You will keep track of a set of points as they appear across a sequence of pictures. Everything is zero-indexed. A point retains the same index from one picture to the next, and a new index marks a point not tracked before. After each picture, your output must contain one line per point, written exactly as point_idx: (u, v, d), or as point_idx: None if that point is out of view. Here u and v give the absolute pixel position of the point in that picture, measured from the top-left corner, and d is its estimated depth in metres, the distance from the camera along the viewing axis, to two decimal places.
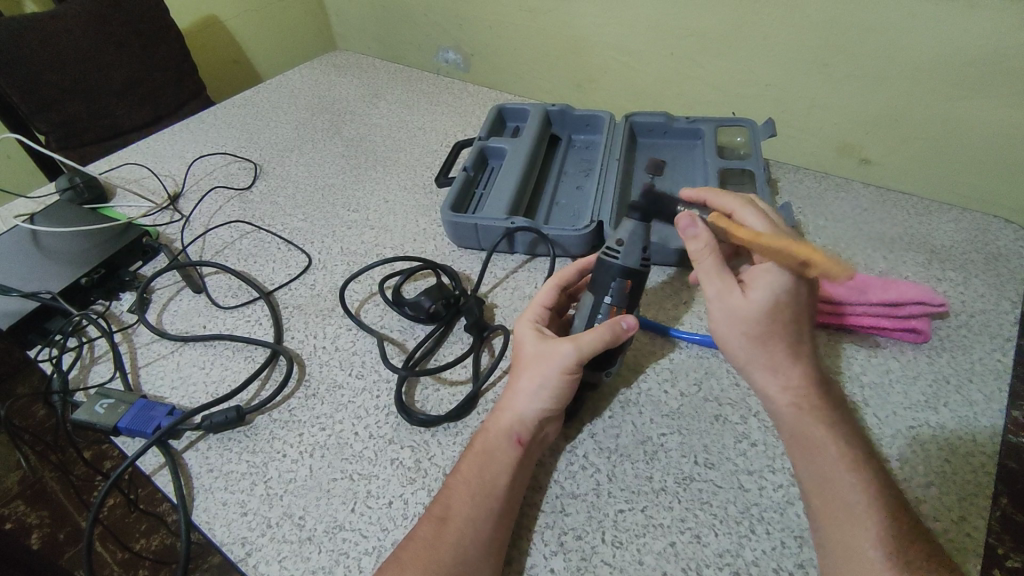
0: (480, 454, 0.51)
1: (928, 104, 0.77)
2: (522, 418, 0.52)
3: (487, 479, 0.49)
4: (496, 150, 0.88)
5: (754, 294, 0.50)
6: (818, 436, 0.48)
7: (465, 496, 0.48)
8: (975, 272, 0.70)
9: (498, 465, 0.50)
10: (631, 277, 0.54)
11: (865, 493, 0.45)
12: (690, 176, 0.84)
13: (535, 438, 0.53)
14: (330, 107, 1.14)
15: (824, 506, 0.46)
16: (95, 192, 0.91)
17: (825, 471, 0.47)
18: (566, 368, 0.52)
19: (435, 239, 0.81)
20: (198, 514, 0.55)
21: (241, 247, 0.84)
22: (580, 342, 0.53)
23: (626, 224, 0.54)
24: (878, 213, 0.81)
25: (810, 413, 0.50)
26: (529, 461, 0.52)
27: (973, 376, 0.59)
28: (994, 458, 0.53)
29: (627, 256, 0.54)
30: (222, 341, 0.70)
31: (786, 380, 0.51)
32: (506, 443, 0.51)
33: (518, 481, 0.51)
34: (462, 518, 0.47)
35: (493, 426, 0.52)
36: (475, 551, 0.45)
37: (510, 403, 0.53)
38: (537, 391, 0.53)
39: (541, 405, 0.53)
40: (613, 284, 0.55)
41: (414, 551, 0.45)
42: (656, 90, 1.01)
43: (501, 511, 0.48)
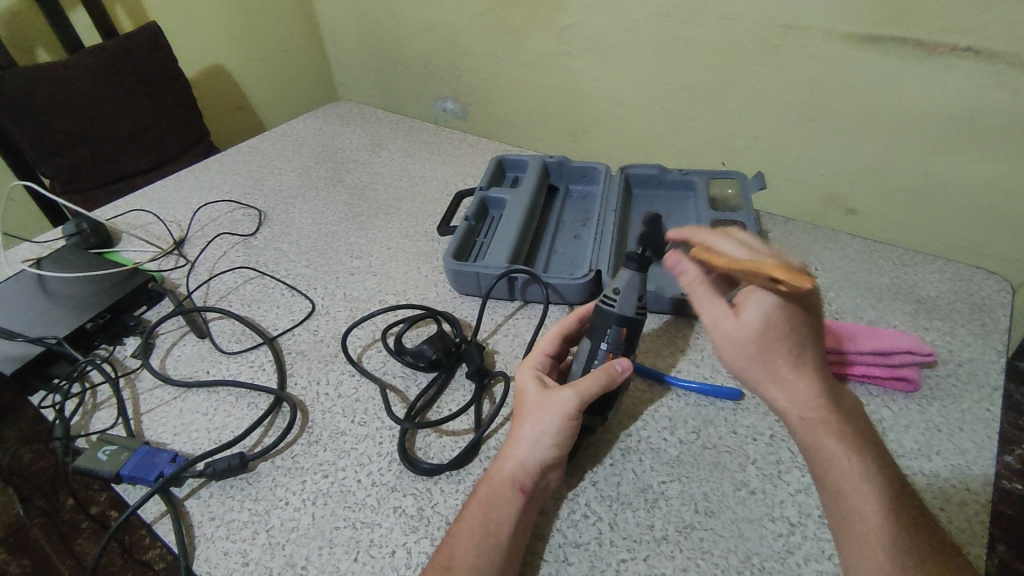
0: (482, 502, 0.51)
1: (910, 158, 0.81)
2: (525, 466, 0.53)
3: (490, 528, 0.49)
4: (497, 200, 0.91)
5: (749, 316, 0.50)
6: (833, 454, 0.49)
7: (469, 545, 0.48)
8: (961, 321, 0.73)
9: (501, 513, 0.50)
10: (626, 324, 0.57)
11: (882, 509, 0.46)
12: (684, 226, 0.87)
13: (537, 486, 0.53)
14: (333, 156, 1.18)
15: (846, 527, 0.47)
16: (102, 237, 0.93)
17: (843, 489, 0.48)
18: (567, 414, 0.54)
19: (437, 286, 0.83)
20: (199, 565, 0.54)
21: (245, 292, 0.85)
22: (581, 390, 0.54)
23: (624, 274, 0.58)
24: (866, 264, 0.84)
25: (823, 427, 0.50)
26: (532, 509, 0.53)
27: (963, 424, 0.61)
28: (987, 506, 0.54)
29: (624, 305, 0.57)
30: (226, 387, 0.70)
31: (795, 396, 0.51)
32: (509, 491, 0.51)
33: (521, 529, 0.51)
34: (464, 568, 0.47)
35: (495, 472, 0.53)
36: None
37: (512, 450, 0.53)
38: (540, 437, 0.53)
39: (544, 453, 0.53)
40: (609, 331, 0.58)
41: None
42: (649, 142, 1.05)
43: (503, 561, 0.48)
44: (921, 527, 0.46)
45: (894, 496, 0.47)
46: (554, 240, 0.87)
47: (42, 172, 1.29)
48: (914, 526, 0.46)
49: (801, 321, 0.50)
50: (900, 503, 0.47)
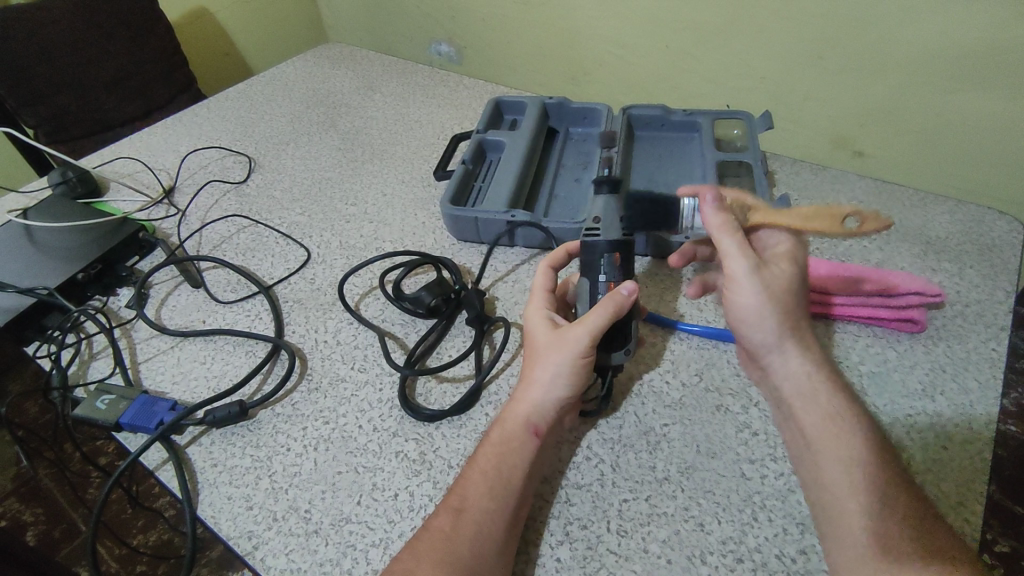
0: (497, 446, 0.51)
1: (922, 97, 0.77)
2: (539, 408, 0.52)
3: (506, 471, 0.49)
4: (494, 143, 0.88)
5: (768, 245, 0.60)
6: (836, 436, 0.49)
7: (482, 487, 0.48)
8: (969, 262, 0.71)
9: (518, 456, 0.50)
10: (617, 248, 0.57)
11: (871, 477, 0.46)
12: (688, 168, 0.84)
13: (550, 426, 0.53)
14: (325, 100, 1.13)
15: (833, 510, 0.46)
16: (89, 186, 0.90)
17: (830, 457, 0.48)
18: (580, 351, 0.53)
19: (435, 233, 0.81)
20: (203, 509, 0.55)
21: (238, 241, 0.83)
22: (591, 325, 0.53)
23: (599, 204, 0.60)
24: (875, 205, 0.81)
25: (823, 405, 0.51)
26: (544, 451, 0.53)
27: (968, 365, 0.60)
28: (989, 445, 0.54)
29: (609, 231, 0.58)
30: (223, 336, 0.70)
31: (791, 371, 0.54)
32: (524, 434, 0.51)
33: (535, 470, 0.51)
34: (477, 508, 0.47)
35: (509, 416, 0.52)
36: (490, 541, 0.46)
37: (525, 393, 0.53)
38: (555, 378, 0.53)
39: (561, 392, 0.53)
40: (602, 261, 0.57)
41: (430, 542, 0.46)
42: (651, 84, 1.01)
43: (517, 502, 0.49)
44: (906, 485, 0.46)
45: (893, 485, 0.46)
46: (554, 184, 0.85)
47: (24, 121, 1.24)
48: (903, 487, 0.46)
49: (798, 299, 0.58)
50: (886, 463, 0.48)
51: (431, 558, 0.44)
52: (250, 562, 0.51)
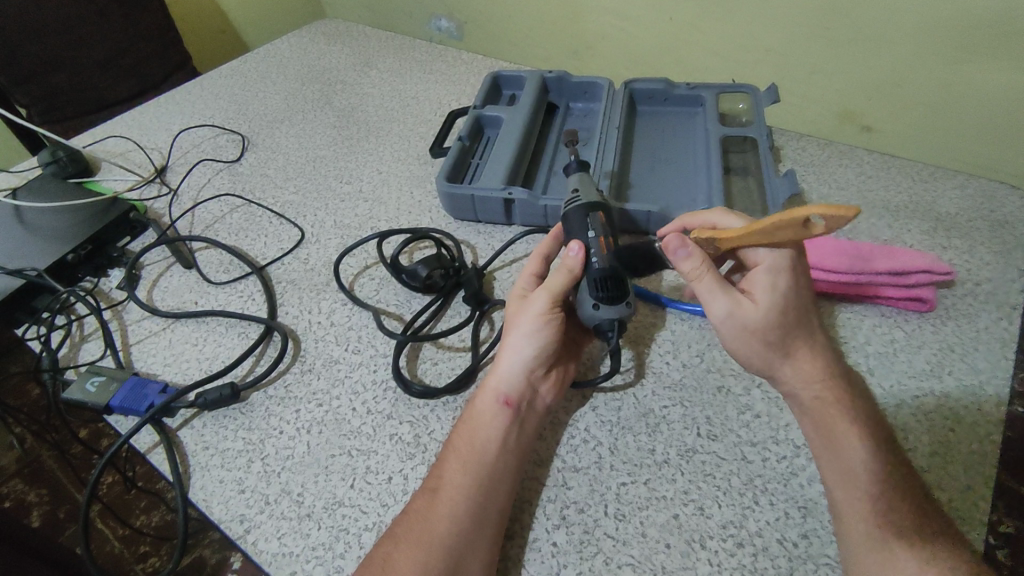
0: (469, 422, 0.51)
1: (934, 69, 0.74)
2: (508, 378, 0.52)
3: (477, 445, 0.49)
4: (492, 119, 0.85)
5: (757, 291, 0.50)
6: (840, 431, 0.47)
7: (457, 465, 0.48)
8: (981, 239, 0.69)
9: (487, 427, 0.50)
10: (597, 208, 0.57)
11: (874, 467, 0.45)
12: (691, 145, 0.82)
13: (525, 397, 0.53)
14: (320, 76, 1.11)
15: (839, 501, 0.45)
16: (80, 165, 0.89)
17: (833, 448, 0.47)
18: (545, 313, 0.52)
19: (431, 212, 0.79)
20: (195, 493, 0.54)
21: (231, 221, 0.82)
22: (551, 286, 0.53)
23: (574, 177, 0.61)
24: (884, 181, 0.79)
25: (837, 407, 0.48)
26: (522, 422, 0.52)
27: (978, 345, 0.58)
28: (998, 427, 0.52)
29: (587, 193, 0.59)
30: (215, 318, 0.68)
31: (804, 377, 0.49)
32: (494, 405, 0.51)
33: (512, 443, 0.50)
34: (452, 486, 0.47)
35: (478, 395, 0.52)
36: (468, 518, 0.45)
37: (496, 366, 0.53)
38: (521, 344, 0.53)
39: (529, 357, 0.53)
40: (587, 220, 0.56)
41: (407, 523, 0.45)
42: (654, 58, 0.98)
43: (492, 475, 0.48)
44: (905, 473, 0.45)
45: (896, 479, 0.45)
46: (553, 160, 0.82)
47: (16, 100, 1.22)
48: (899, 473, 0.45)
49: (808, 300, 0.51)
50: (887, 451, 0.46)
51: (410, 541, 0.44)
52: (242, 546, 0.50)
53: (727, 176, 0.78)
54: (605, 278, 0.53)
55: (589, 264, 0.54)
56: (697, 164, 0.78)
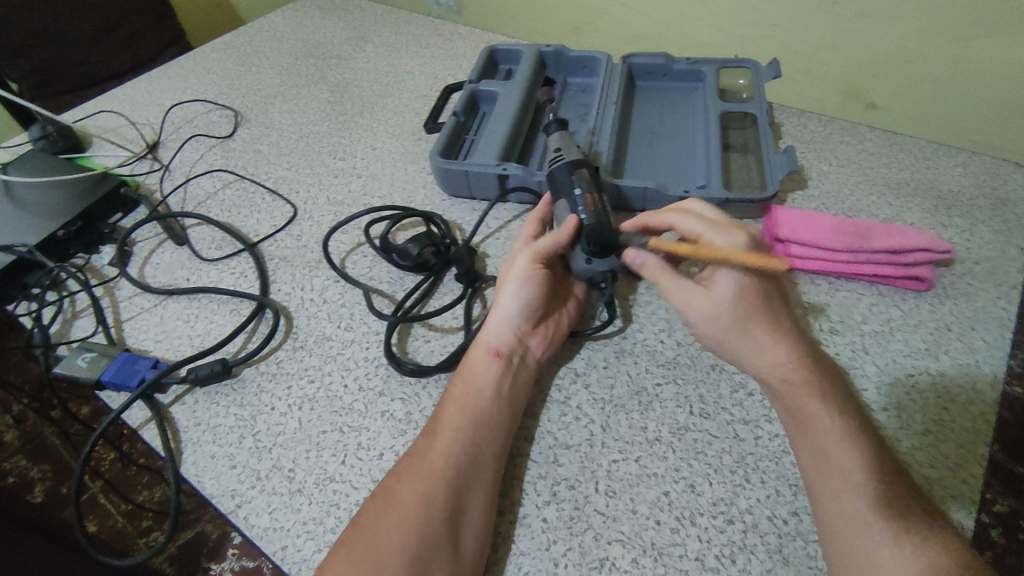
0: (463, 373, 0.52)
1: (939, 44, 0.73)
2: (500, 332, 0.54)
3: (471, 392, 0.51)
4: (488, 94, 0.84)
5: (719, 287, 0.51)
6: (812, 409, 0.47)
7: (452, 412, 0.50)
8: (983, 217, 0.68)
9: (479, 377, 0.52)
10: (581, 164, 0.59)
11: (851, 444, 0.45)
12: (690, 121, 0.80)
13: (516, 351, 0.54)
14: (315, 51, 1.09)
15: (818, 474, 0.45)
16: (71, 140, 0.88)
17: (812, 427, 0.47)
18: (524, 270, 0.54)
19: (425, 188, 0.78)
20: (186, 468, 0.54)
21: (223, 197, 0.81)
22: (534, 246, 0.54)
23: (556, 138, 0.64)
24: (885, 158, 0.78)
25: (807, 391, 0.48)
26: (514, 373, 0.53)
27: (975, 324, 0.58)
28: (993, 407, 0.52)
29: (569, 153, 0.61)
30: (207, 294, 0.68)
31: (771, 362, 0.50)
32: (485, 356, 0.53)
33: (504, 393, 0.52)
34: (448, 430, 0.48)
35: (472, 348, 0.54)
36: (466, 458, 0.47)
37: (488, 321, 0.55)
38: (513, 301, 0.54)
39: (519, 313, 0.54)
40: (574, 178, 0.58)
41: (409, 462, 0.47)
42: (654, 32, 0.96)
43: (486, 422, 0.49)
44: (883, 451, 0.46)
45: (875, 457, 0.45)
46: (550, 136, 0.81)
47: (8, 76, 1.21)
48: (877, 450, 0.45)
49: (770, 282, 0.51)
50: (866, 428, 0.47)
51: (412, 476, 0.46)
52: (233, 521, 0.50)
53: (726, 153, 0.77)
54: (594, 231, 0.54)
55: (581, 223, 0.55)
56: (696, 140, 0.76)
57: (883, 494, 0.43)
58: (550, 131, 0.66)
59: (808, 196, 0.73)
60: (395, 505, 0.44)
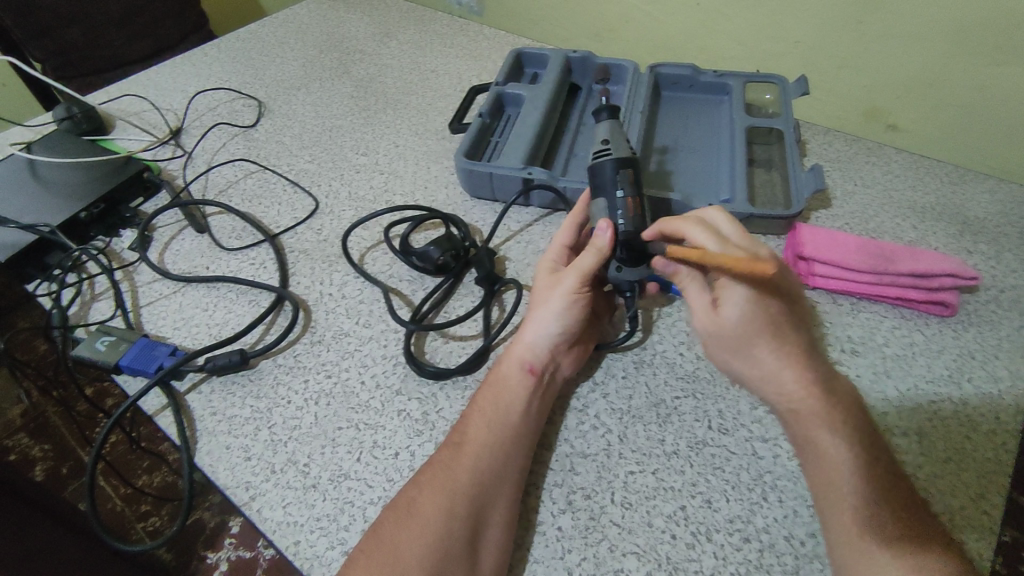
0: (492, 385, 0.52)
1: (965, 70, 0.72)
2: (533, 347, 0.53)
3: (502, 406, 0.50)
4: (513, 97, 0.84)
5: (727, 311, 0.50)
6: (823, 441, 0.46)
7: (481, 424, 0.49)
8: (1008, 245, 0.68)
9: (511, 391, 0.51)
10: (629, 164, 0.55)
11: (866, 478, 0.44)
12: (714, 134, 0.80)
13: (548, 368, 0.54)
14: (339, 45, 1.09)
15: (829, 499, 0.45)
16: (95, 123, 0.88)
17: (825, 460, 0.46)
18: (565, 291, 0.53)
19: (447, 188, 0.78)
20: (201, 457, 0.54)
21: (244, 187, 0.81)
22: (579, 267, 0.53)
23: (601, 127, 0.60)
24: (911, 180, 0.77)
25: (828, 422, 0.47)
26: (543, 390, 0.53)
27: (999, 352, 0.57)
28: (1016, 437, 0.51)
29: (618, 149, 0.57)
30: (226, 284, 0.68)
31: (783, 389, 0.49)
32: (518, 371, 0.52)
33: (534, 411, 0.52)
34: (476, 442, 0.48)
35: (503, 360, 0.54)
36: (490, 472, 0.47)
37: (521, 334, 0.54)
38: (547, 319, 0.54)
39: (553, 331, 0.53)
40: (617, 176, 0.56)
41: (430, 474, 0.47)
42: (678, 43, 0.96)
43: (514, 439, 0.49)
44: (903, 483, 0.44)
45: (891, 485, 0.44)
46: (574, 141, 0.81)
47: (31, 55, 1.21)
48: (893, 485, 0.44)
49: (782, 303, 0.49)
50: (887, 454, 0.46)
51: (433, 488, 0.45)
52: (247, 513, 0.50)
53: (750, 167, 0.76)
54: (631, 241, 0.54)
55: (616, 229, 0.54)
56: (721, 154, 0.76)
57: (902, 521, 0.42)
58: (599, 118, 0.62)
59: (831, 215, 0.73)
60: (416, 516, 0.44)
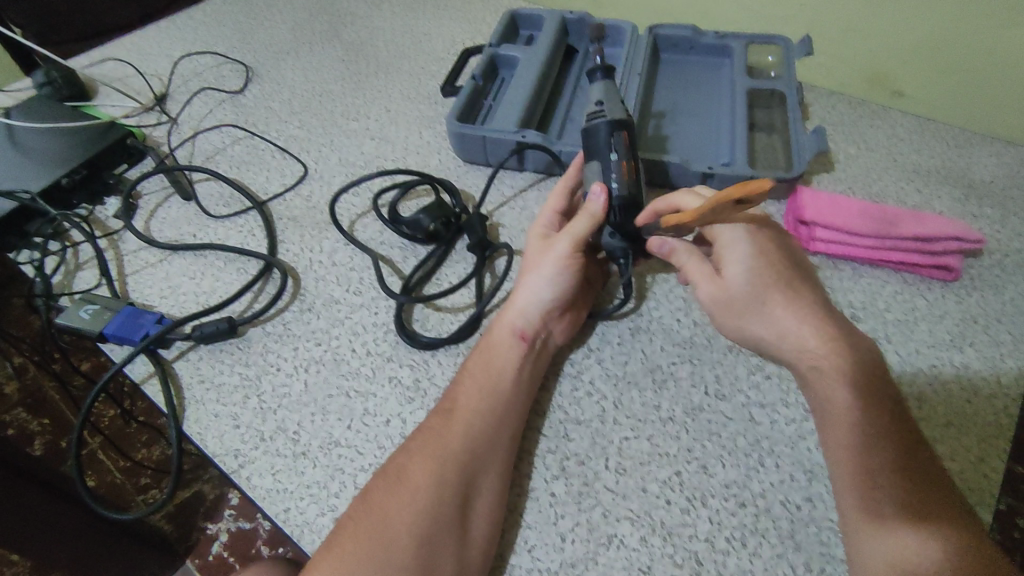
0: (485, 351, 0.51)
1: (974, 31, 0.69)
2: (526, 313, 0.52)
3: (495, 372, 0.49)
4: (507, 59, 0.81)
5: (732, 273, 0.51)
6: (840, 397, 0.45)
7: (473, 391, 0.48)
8: (1014, 209, 0.66)
9: (504, 357, 0.50)
10: (623, 126, 0.54)
11: (877, 437, 0.43)
12: (716, 98, 0.78)
13: (541, 334, 0.53)
14: (329, 8, 1.05)
15: (839, 457, 0.44)
16: (76, 89, 0.85)
17: (838, 418, 0.45)
18: (559, 257, 0.52)
19: (440, 153, 0.76)
20: (189, 425, 0.53)
21: (232, 153, 0.79)
22: (574, 231, 0.52)
23: (597, 87, 0.58)
24: (916, 144, 0.75)
25: (842, 378, 0.46)
26: (536, 356, 0.52)
27: (1003, 317, 0.56)
28: (1018, 401, 0.51)
29: (612, 111, 0.55)
30: (213, 252, 0.66)
31: (800, 346, 0.48)
32: (511, 337, 0.51)
33: (527, 377, 0.51)
34: (468, 408, 0.47)
35: (495, 326, 0.52)
36: (482, 438, 0.46)
37: (514, 299, 0.53)
38: (540, 284, 0.52)
39: (547, 297, 0.52)
40: (612, 139, 0.54)
41: (424, 439, 0.46)
42: (679, 4, 0.92)
43: (507, 405, 0.48)
44: (913, 445, 0.43)
45: (903, 446, 0.43)
46: (570, 105, 0.78)
47: (12, 21, 1.18)
48: (907, 445, 0.43)
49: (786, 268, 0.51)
50: (896, 416, 0.44)
51: (425, 454, 0.45)
52: (236, 481, 0.50)
53: (752, 131, 0.74)
54: (627, 206, 0.53)
55: (610, 193, 0.53)
56: (721, 117, 0.74)
57: (908, 487, 0.41)
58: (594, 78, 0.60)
59: (834, 179, 0.71)
60: (407, 482, 0.43)
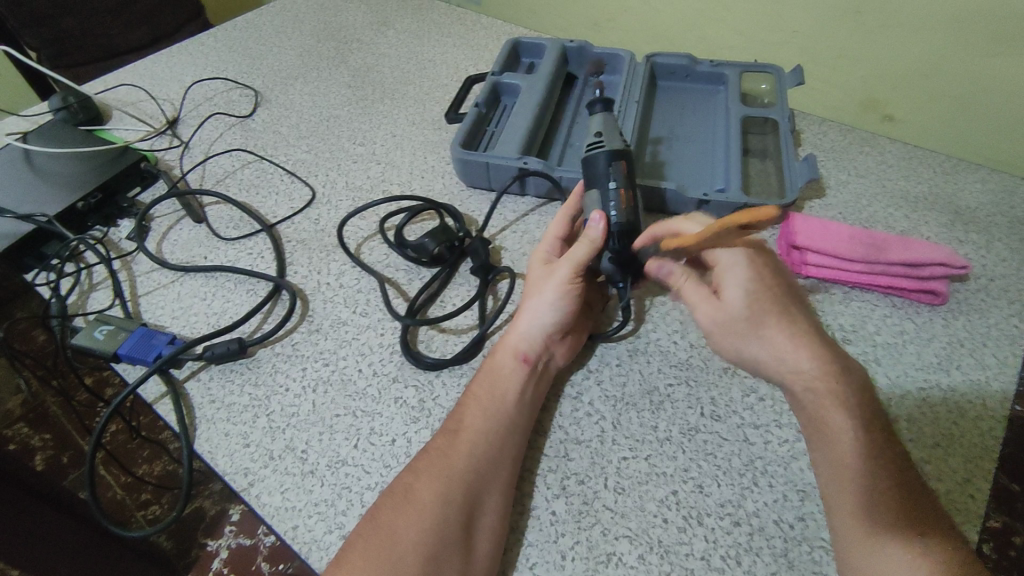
0: (490, 373, 0.53)
1: (962, 59, 0.72)
2: (527, 336, 0.54)
3: (498, 394, 0.51)
4: (509, 86, 0.84)
5: (730, 295, 0.51)
6: (836, 421, 0.47)
7: (478, 413, 0.50)
8: (999, 235, 0.68)
9: (506, 380, 0.52)
10: (621, 156, 0.57)
11: (867, 458, 0.45)
12: (711, 125, 0.80)
13: (542, 357, 0.54)
14: (336, 34, 1.09)
15: (832, 479, 0.46)
16: (91, 113, 0.87)
17: (834, 442, 0.46)
18: (559, 282, 0.54)
19: (444, 178, 0.79)
20: (200, 443, 0.55)
21: (242, 177, 0.81)
22: (573, 257, 0.54)
23: (597, 118, 0.60)
24: (905, 170, 0.78)
25: (835, 403, 0.47)
26: (537, 378, 0.54)
27: (988, 340, 0.58)
28: (1003, 423, 0.52)
29: (611, 142, 0.58)
30: (223, 273, 0.68)
31: (795, 368, 0.49)
32: (512, 361, 0.53)
33: (528, 399, 0.52)
34: (473, 429, 0.49)
35: (497, 350, 0.54)
36: (486, 458, 0.48)
37: (516, 323, 0.55)
38: (541, 308, 0.54)
39: (547, 321, 0.54)
40: (610, 168, 0.57)
41: (430, 459, 0.47)
42: (676, 33, 0.95)
43: (510, 427, 0.50)
44: (901, 466, 0.45)
45: (890, 467, 0.45)
46: (570, 132, 0.81)
47: (26, 43, 1.21)
48: (896, 467, 0.45)
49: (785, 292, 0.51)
50: (886, 438, 0.46)
51: (431, 474, 0.46)
52: (246, 499, 0.51)
53: (746, 157, 0.77)
54: (625, 233, 0.55)
55: (609, 220, 0.55)
56: (716, 144, 0.76)
57: (895, 507, 0.43)
58: (594, 110, 0.62)
59: (825, 205, 0.73)
60: (414, 501, 0.45)
